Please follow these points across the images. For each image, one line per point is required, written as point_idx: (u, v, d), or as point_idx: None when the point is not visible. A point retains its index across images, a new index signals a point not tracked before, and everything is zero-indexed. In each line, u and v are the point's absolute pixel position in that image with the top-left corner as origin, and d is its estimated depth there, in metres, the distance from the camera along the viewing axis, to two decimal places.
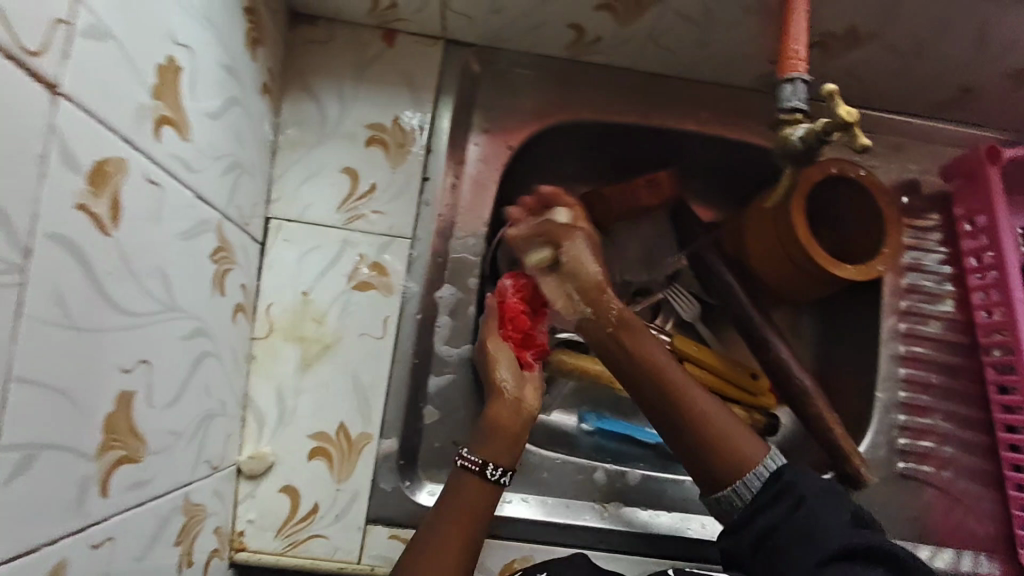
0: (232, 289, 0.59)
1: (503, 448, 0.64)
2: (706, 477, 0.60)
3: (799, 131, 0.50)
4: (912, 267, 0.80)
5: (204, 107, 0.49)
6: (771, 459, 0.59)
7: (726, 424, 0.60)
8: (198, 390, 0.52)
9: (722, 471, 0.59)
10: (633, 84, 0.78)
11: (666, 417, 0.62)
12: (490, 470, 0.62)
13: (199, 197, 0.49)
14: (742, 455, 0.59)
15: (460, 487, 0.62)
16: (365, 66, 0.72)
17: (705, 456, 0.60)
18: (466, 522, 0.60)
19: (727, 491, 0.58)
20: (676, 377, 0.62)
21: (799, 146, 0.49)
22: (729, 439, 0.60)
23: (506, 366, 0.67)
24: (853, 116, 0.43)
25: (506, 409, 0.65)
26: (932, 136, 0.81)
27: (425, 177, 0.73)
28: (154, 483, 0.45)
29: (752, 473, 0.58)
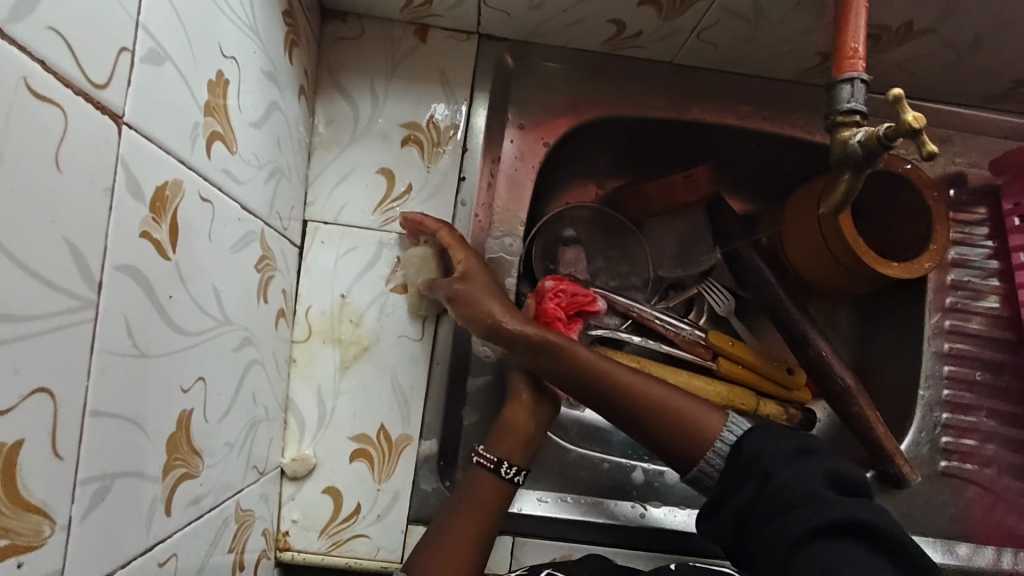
0: (274, 295, 0.59)
1: (515, 445, 0.65)
2: (674, 460, 0.62)
3: (859, 136, 0.48)
4: (958, 263, 0.78)
5: (247, 116, 0.49)
6: (731, 430, 0.60)
7: (675, 404, 0.62)
8: (245, 398, 0.52)
9: (685, 453, 0.61)
10: (671, 76, 0.76)
11: (615, 410, 0.64)
12: (504, 469, 0.64)
13: (244, 208, 0.49)
14: (703, 429, 0.61)
15: (496, 488, 0.63)
16: (399, 63, 0.71)
17: (666, 440, 0.62)
18: (481, 520, 0.61)
19: (696, 471, 0.60)
20: (613, 372, 0.64)
21: (859, 152, 0.47)
22: (682, 420, 0.61)
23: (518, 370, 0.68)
24: (921, 122, 0.42)
25: (521, 413, 0.66)
26: (983, 126, 0.78)
27: (461, 177, 0.72)
28: (210, 496, 0.46)
29: (717, 444, 0.60)
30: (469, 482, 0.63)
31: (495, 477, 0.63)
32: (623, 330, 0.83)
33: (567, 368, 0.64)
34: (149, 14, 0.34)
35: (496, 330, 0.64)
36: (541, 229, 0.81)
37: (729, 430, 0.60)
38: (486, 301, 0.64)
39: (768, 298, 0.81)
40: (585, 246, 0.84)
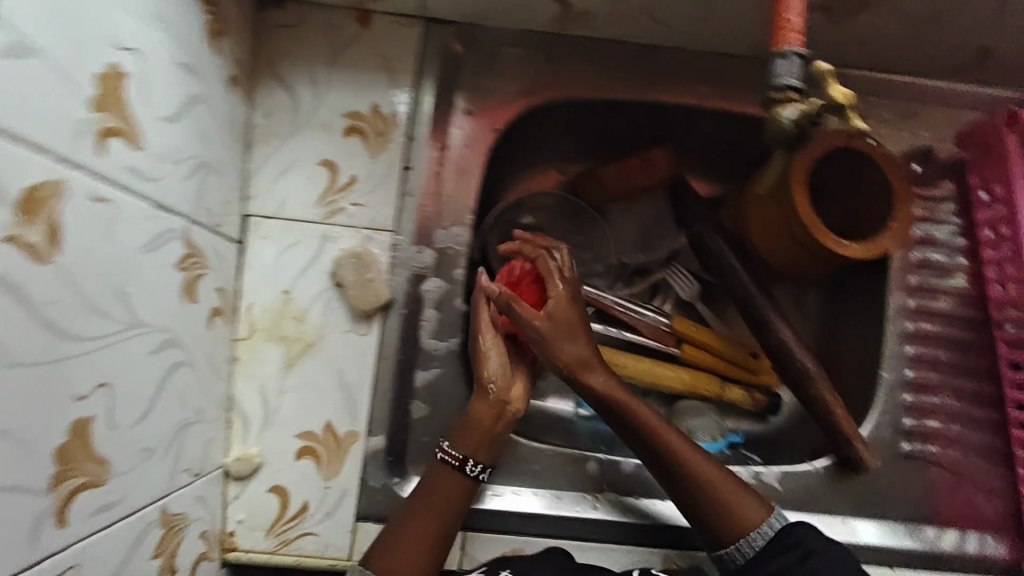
0: (206, 295, 0.57)
1: (479, 442, 0.63)
2: (704, 536, 0.60)
3: (792, 112, 0.47)
4: (923, 241, 0.75)
5: (159, 111, 0.46)
6: (771, 524, 0.58)
7: (725, 483, 0.60)
8: (171, 400, 0.51)
9: (721, 530, 0.59)
10: (625, 56, 0.73)
11: (660, 473, 0.62)
12: (468, 467, 0.62)
13: (158, 206, 0.47)
14: (743, 516, 0.58)
15: (460, 484, 0.62)
16: (340, 49, 0.68)
17: (702, 513, 0.60)
18: (438, 518, 0.60)
19: (729, 548, 0.58)
20: (670, 436, 0.61)
21: (790, 129, 0.47)
22: (728, 498, 0.59)
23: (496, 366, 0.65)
24: None
25: (486, 410, 0.64)
26: (948, 99, 0.75)
27: (406, 166, 0.69)
28: (125, 503, 0.45)
29: (754, 533, 0.57)
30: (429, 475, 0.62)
31: (460, 475, 0.62)
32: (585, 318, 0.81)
33: (627, 422, 0.62)
34: (9, 5, 0.31)
35: (569, 376, 0.63)
36: (495, 219, 0.78)
37: (770, 522, 0.58)
38: (561, 343, 0.63)
39: (730, 281, 0.78)
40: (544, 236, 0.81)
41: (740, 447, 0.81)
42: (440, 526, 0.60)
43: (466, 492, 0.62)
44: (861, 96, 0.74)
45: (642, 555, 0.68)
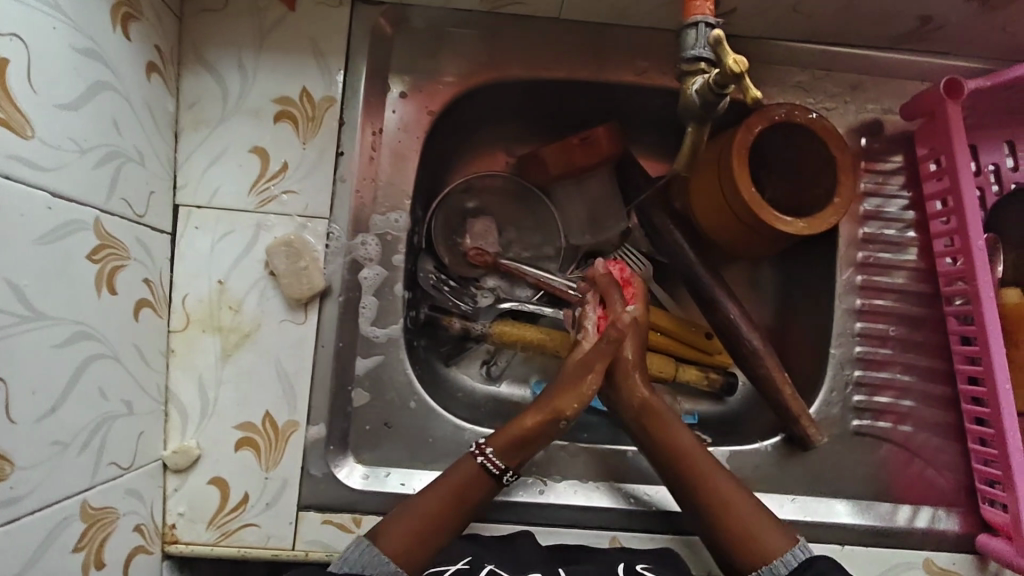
0: (128, 287, 0.56)
1: (524, 456, 0.64)
2: (725, 560, 0.61)
3: (698, 84, 0.47)
4: (872, 215, 0.74)
5: (50, 97, 0.46)
6: (794, 554, 0.58)
7: (750, 512, 0.61)
8: (89, 392, 0.51)
9: (740, 556, 0.59)
10: (561, 34, 0.72)
11: (689, 501, 0.63)
12: (507, 477, 0.63)
13: (57, 196, 0.47)
14: (767, 545, 0.59)
15: (485, 487, 0.62)
16: (268, 33, 0.66)
17: (726, 540, 0.60)
18: (445, 512, 0.60)
19: (750, 574, 0.58)
20: (705, 465, 0.63)
21: (696, 103, 0.47)
22: (751, 526, 0.60)
23: (581, 400, 0.66)
24: (741, 64, 0.41)
25: (545, 428, 0.64)
26: (893, 69, 0.74)
27: (339, 152, 0.68)
28: (32, 497, 0.45)
29: (776, 562, 0.58)
30: (460, 463, 0.63)
31: (494, 482, 0.62)
32: (535, 302, 0.79)
33: (662, 451, 0.65)
34: None
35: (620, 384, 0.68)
36: (441, 203, 0.78)
37: (794, 554, 0.58)
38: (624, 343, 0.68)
39: (679, 262, 0.77)
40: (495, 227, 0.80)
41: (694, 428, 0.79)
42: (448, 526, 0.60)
43: (484, 493, 0.62)
44: (804, 69, 0.73)
45: (588, 539, 0.67)
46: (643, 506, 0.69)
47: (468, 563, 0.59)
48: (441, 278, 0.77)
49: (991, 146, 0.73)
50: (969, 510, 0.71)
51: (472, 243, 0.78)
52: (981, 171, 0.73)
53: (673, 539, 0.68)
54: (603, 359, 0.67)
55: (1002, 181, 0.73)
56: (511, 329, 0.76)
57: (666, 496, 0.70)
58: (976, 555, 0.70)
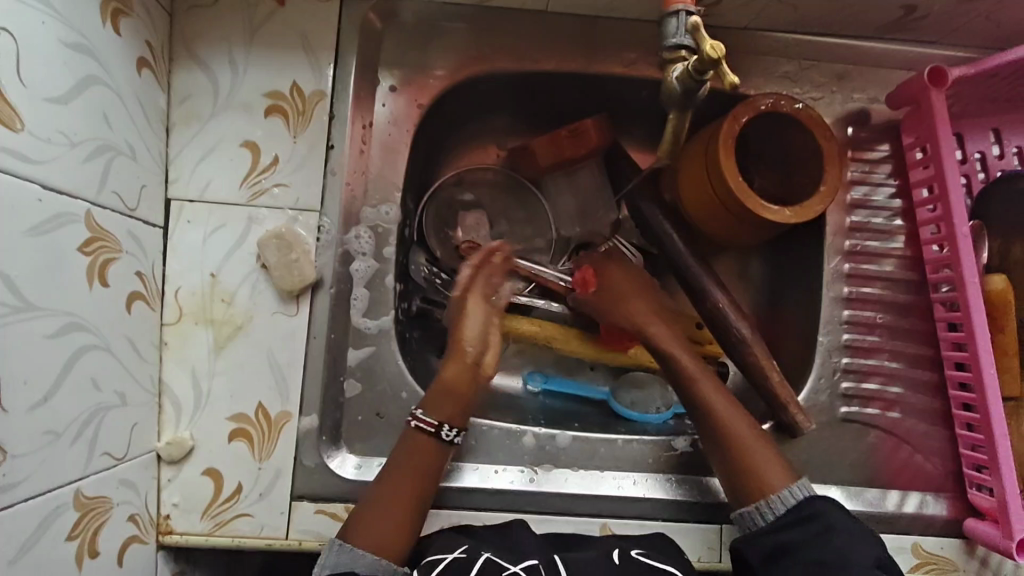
0: (120, 279, 0.57)
1: (458, 409, 0.64)
2: (730, 493, 0.64)
3: (679, 71, 0.49)
4: (859, 204, 0.75)
5: (40, 91, 0.47)
6: (792, 492, 0.60)
7: (756, 448, 0.63)
8: (82, 383, 0.52)
9: (742, 490, 0.62)
10: (549, 27, 0.73)
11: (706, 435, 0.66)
12: (445, 432, 0.63)
13: (49, 188, 0.48)
14: (768, 482, 0.61)
15: (436, 451, 0.63)
16: (258, 28, 0.67)
17: (733, 476, 0.63)
18: (411, 494, 0.60)
19: (749, 508, 0.61)
20: (722, 404, 0.66)
21: (677, 91, 0.48)
22: (755, 462, 0.63)
23: (475, 331, 0.67)
24: (719, 50, 0.43)
25: (461, 372, 0.65)
26: (880, 59, 0.75)
27: (329, 146, 0.68)
28: (25, 485, 0.46)
29: (775, 498, 0.60)
30: (404, 442, 0.63)
31: (437, 441, 0.63)
32: (528, 293, 0.80)
33: (683, 383, 0.68)
34: None
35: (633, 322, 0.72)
36: (433, 195, 0.79)
37: (791, 492, 0.60)
38: (627, 298, 0.73)
39: (668, 252, 0.78)
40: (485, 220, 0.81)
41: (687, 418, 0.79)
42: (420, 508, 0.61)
43: (439, 460, 0.63)
44: (791, 60, 0.74)
45: (579, 525, 0.68)
46: (635, 494, 0.70)
47: (466, 552, 0.58)
48: (433, 270, 0.78)
49: (978, 135, 0.75)
50: (957, 495, 0.72)
51: (461, 237, 0.79)
52: (967, 160, 0.75)
53: (665, 525, 0.69)
54: (474, 290, 0.69)
55: (988, 169, 0.75)
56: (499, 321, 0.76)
57: (658, 483, 0.71)
58: (964, 539, 0.70)
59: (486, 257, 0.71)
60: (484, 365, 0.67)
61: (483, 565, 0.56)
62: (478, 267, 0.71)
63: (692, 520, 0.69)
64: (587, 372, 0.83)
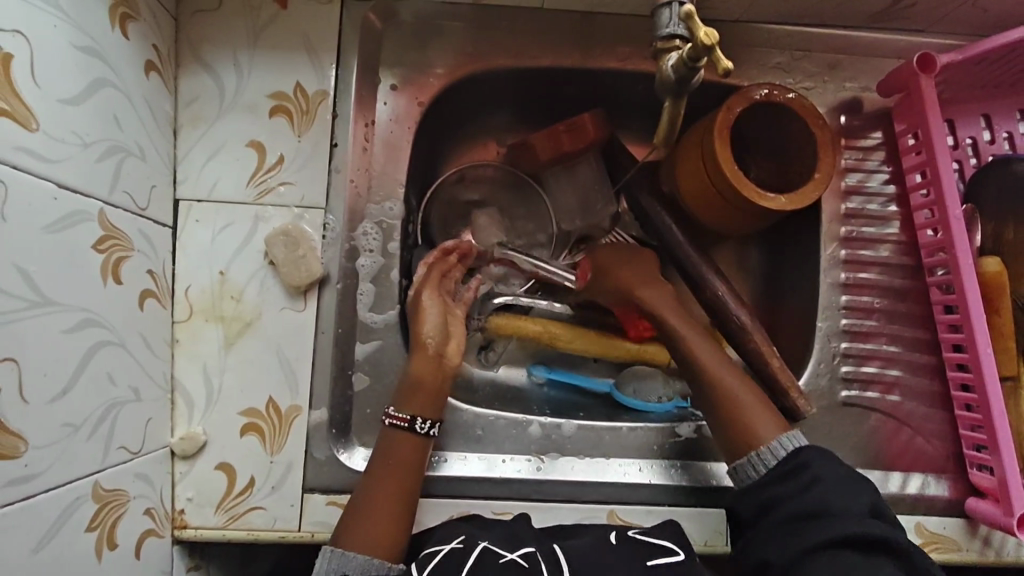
0: (132, 277, 0.58)
1: (426, 402, 0.65)
2: (725, 448, 0.65)
3: (673, 60, 0.50)
4: (854, 190, 0.76)
5: (54, 92, 0.48)
6: (781, 442, 0.62)
7: (743, 401, 0.65)
8: (97, 378, 0.53)
9: (734, 445, 0.64)
10: (544, 23, 0.74)
11: (699, 395, 0.68)
12: (418, 425, 0.64)
13: (64, 187, 0.49)
14: (758, 434, 0.63)
15: (413, 444, 0.64)
16: (261, 30, 0.68)
17: (727, 433, 0.65)
18: (399, 493, 0.61)
19: (742, 461, 0.63)
20: (708, 361, 0.68)
21: (671, 78, 0.50)
22: (744, 420, 0.64)
23: (433, 322, 0.68)
24: (712, 38, 0.45)
25: (426, 365, 0.66)
26: (870, 48, 0.76)
27: (333, 144, 0.70)
28: (45, 475, 0.47)
29: (765, 450, 0.62)
30: (385, 443, 0.64)
31: (411, 433, 0.64)
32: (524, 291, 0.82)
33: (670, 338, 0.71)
34: None
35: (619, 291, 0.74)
36: (434, 194, 0.80)
37: (781, 443, 0.62)
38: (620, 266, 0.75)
39: (667, 243, 0.79)
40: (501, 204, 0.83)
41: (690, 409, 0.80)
42: (408, 507, 0.62)
43: (419, 454, 0.64)
44: (783, 51, 0.75)
45: (587, 512, 0.69)
46: (641, 480, 0.71)
47: (462, 542, 0.59)
48: None
49: (968, 120, 0.76)
50: (958, 476, 0.73)
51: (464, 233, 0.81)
52: (959, 145, 0.76)
53: (672, 510, 0.70)
54: (430, 284, 0.70)
55: (979, 154, 0.76)
56: (506, 321, 0.77)
57: (663, 469, 0.72)
58: (966, 518, 0.71)
59: (441, 256, 0.73)
60: (446, 354, 0.67)
61: (480, 553, 0.56)
62: (434, 265, 0.72)
63: (695, 505, 0.71)
64: (591, 364, 0.84)
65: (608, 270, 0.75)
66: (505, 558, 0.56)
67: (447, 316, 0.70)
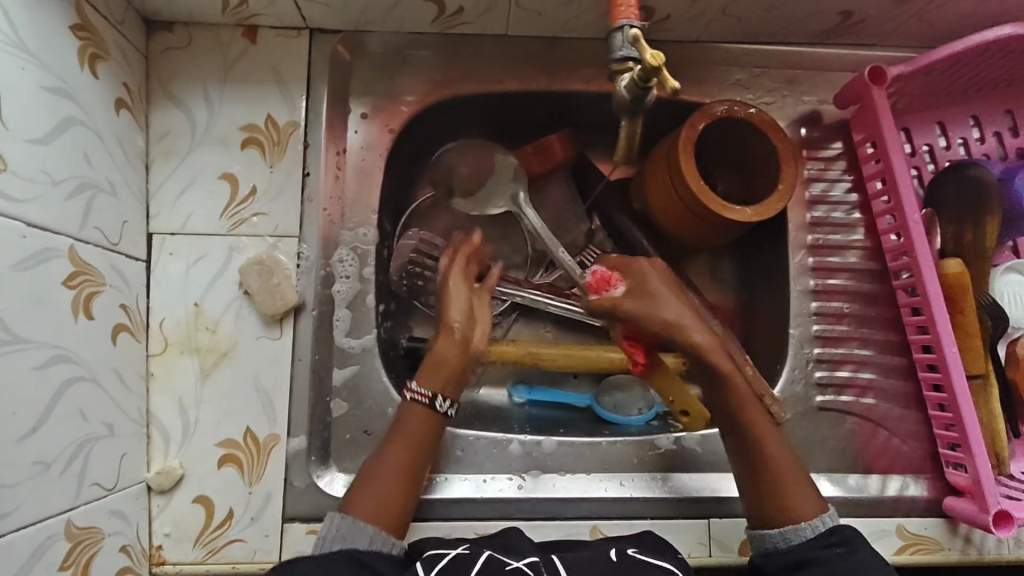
0: (105, 312, 0.58)
1: (447, 380, 0.65)
2: (751, 513, 0.63)
3: (625, 81, 0.52)
4: (819, 200, 0.78)
5: (21, 133, 0.49)
6: (823, 519, 0.60)
7: (787, 470, 0.62)
8: (69, 415, 0.53)
9: (769, 514, 0.62)
10: (510, 50, 0.76)
11: (738, 452, 0.64)
12: (439, 403, 0.64)
13: (32, 226, 0.49)
14: (799, 509, 0.61)
15: (433, 420, 0.64)
16: (230, 66, 0.70)
17: (761, 498, 0.62)
18: (406, 470, 0.61)
19: (773, 530, 0.61)
20: (752, 417, 0.64)
21: (626, 99, 0.52)
22: (786, 491, 0.61)
23: (458, 308, 0.68)
24: (660, 59, 0.47)
25: (450, 349, 0.65)
26: (824, 63, 0.79)
27: (306, 173, 0.71)
28: (16, 514, 0.47)
29: (804, 524, 0.60)
30: (402, 417, 0.64)
31: (429, 410, 0.64)
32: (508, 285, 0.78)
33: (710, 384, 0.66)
34: None
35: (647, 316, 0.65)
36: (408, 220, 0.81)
37: (823, 520, 0.60)
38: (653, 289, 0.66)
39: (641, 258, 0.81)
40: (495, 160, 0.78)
41: (669, 416, 0.81)
42: (413, 484, 0.61)
43: (434, 427, 0.64)
44: (742, 68, 0.78)
45: (569, 529, 0.69)
46: (622, 494, 0.71)
47: (467, 549, 0.57)
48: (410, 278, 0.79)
49: (924, 128, 0.79)
50: (936, 476, 0.74)
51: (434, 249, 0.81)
52: (916, 153, 0.79)
53: (654, 523, 0.70)
54: (456, 270, 0.70)
55: (936, 160, 0.79)
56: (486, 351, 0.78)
57: (644, 483, 0.72)
58: (945, 518, 0.72)
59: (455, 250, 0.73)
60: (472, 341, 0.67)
61: (487, 560, 0.55)
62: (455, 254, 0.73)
63: (676, 515, 0.71)
64: (571, 380, 0.85)
65: (650, 293, 0.65)
66: (511, 565, 0.55)
67: (470, 305, 0.69)
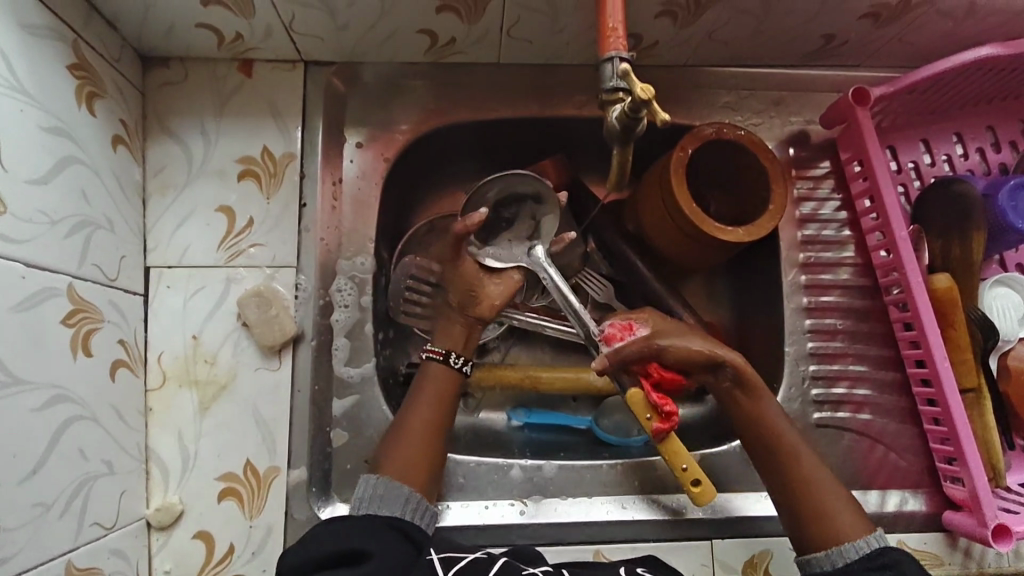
0: (104, 348, 0.58)
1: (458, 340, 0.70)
2: (794, 537, 0.63)
3: (617, 110, 0.53)
4: (809, 218, 0.79)
5: (20, 174, 0.49)
6: (870, 540, 0.60)
7: (829, 492, 0.62)
8: (69, 455, 0.52)
9: (812, 538, 0.62)
10: (502, 78, 0.78)
11: (774, 477, 0.64)
12: (453, 359, 0.68)
13: (31, 266, 0.50)
14: (840, 530, 0.61)
15: (454, 377, 0.68)
16: (226, 101, 0.71)
17: (802, 522, 0.62)
18: (431, 429, 0.64)
19: (817, 554, 0.61)
20: (781, 443, 0.64)
21: (616, 128, 0.53)
22: (829, 513, 0.62)
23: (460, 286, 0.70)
24: (648, 92, 0.49)
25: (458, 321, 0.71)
26: (809, 84, 0.81)
27: (303, 204, 0.71)
28: (16, 559, 0.46)
29: (849, 545, 0.60)
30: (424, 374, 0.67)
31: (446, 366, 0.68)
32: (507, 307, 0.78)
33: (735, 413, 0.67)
34: None
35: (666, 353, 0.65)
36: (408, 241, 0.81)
37: (868, 543, 0.60)
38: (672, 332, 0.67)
39: (636, 278, 0.82)
40: (545, 189, 0.72)
41: None
42: (435, 442, 0.64)
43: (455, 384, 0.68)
44: (730, 91, 0.79)
45: (572, 554, 0.69)
46: (624, 517, 0.71)
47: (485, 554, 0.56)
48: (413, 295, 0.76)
49: (909, 146, 0.81)
50: (934, 490, 0.74)
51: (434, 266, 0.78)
52: (902, 170, 0.80)
53: (657, 546, 0.70)
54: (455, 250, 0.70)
55: (921, 177, 0.81)
56: (488, 375, 0.79)
57: (644, 505, 0.72)
58: (945, 532, 0.73)
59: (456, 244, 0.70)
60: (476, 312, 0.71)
61: (504, 564, 0.54)
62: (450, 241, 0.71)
63: (679, 537, 0.71)
64: (570, 403, 0.85)
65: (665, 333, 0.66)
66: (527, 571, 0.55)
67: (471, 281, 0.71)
